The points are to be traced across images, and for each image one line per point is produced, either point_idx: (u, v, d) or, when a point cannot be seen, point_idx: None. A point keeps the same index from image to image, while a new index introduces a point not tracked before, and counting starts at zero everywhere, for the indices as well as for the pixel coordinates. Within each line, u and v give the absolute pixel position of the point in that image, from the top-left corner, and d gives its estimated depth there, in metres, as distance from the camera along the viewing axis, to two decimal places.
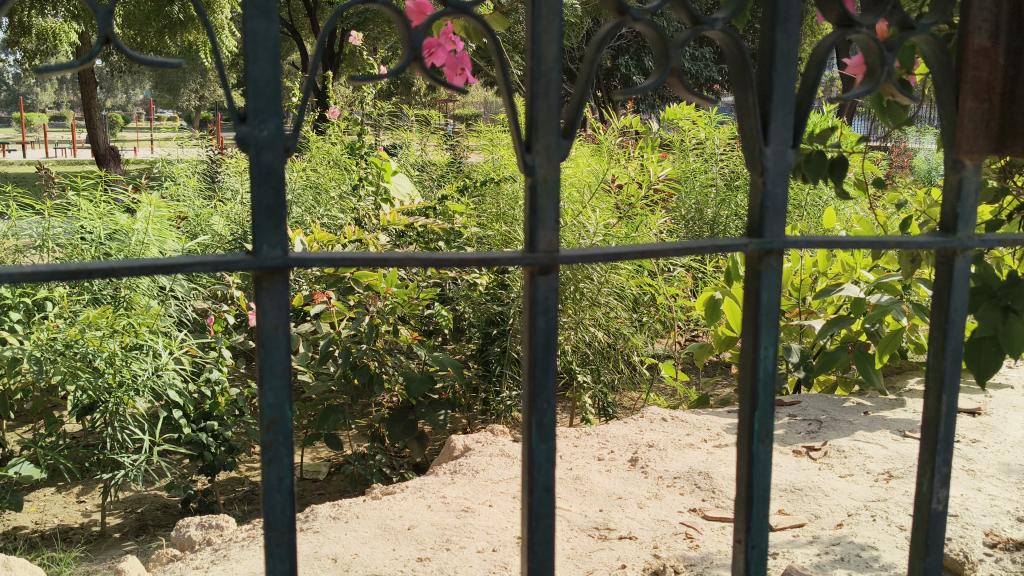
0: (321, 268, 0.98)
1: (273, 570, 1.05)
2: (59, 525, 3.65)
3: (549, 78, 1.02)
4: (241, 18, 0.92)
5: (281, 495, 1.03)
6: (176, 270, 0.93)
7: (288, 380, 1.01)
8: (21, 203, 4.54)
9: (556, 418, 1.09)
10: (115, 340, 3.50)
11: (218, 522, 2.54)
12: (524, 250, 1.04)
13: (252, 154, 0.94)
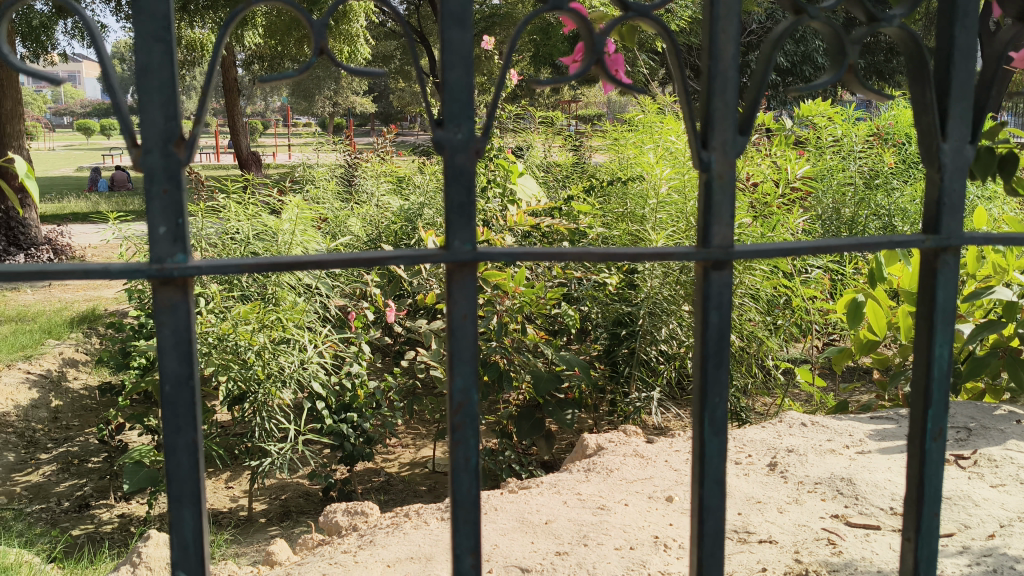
0: (507, 260, 1.05)
1: (459, 545, 1.10)
2: (210, 509, 3.88)
3: (725, 75, 1.09)
4: (440, 30, 1.00)
5: (468, 475, 1.09)
6: (381, 264, 1.03)
7: (476, 366, 1.08)
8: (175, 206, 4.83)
9: (728, 412, 1.14)
10: (265, 334, 3.70)
11: (363, 509, 2.66)
12: (698, 246, 1.11)
13: (447, 156, 1.02)
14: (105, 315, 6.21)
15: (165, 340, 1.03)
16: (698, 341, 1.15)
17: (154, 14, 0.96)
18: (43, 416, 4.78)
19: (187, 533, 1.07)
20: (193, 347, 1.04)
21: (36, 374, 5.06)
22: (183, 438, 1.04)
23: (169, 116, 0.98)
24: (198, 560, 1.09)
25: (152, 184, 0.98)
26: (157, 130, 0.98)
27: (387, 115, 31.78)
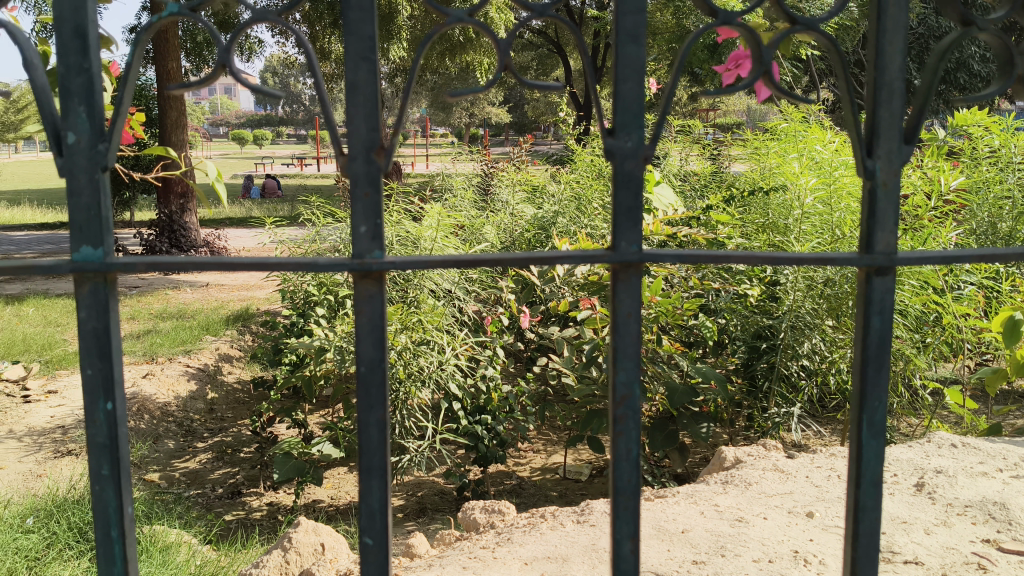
0: (672, 262, 1.17)
1: (619, 530, 1.22)
2: (351, 501, 4.04)
3: (891, 86, 1.16)
4: (616, 46, 1.13)
5: (629, 464, 1.21)
6: (555, 262, 1.15)
7: (637, 362, 1.19)
8: (324, 212, 5.05)
9: (886, 416, 1.21)
10: (406, 336, 3.84)
11: (500, 507, 2.73)
12: (862, 252, 1.18)
13: (617, 162, 1.14)
14: (257, 315, 6.55)
15: (363, 326, 1.16)
16: (858, 348, 1.23)
17: (362, 36, 1.10)
18: (199, 407, 5.08)
19: (374, 501, 1.20)
20: (385, 333, 1.17)
21: (195, 367, 5.38)
22: (375, 414, 1.17)
23: (373, 128, 1.11)
24: (383, 527, 1.22)
25: (356, 188, 1.12)
26: (362, 139, 1.11)
27: (522, 125, 32.14)
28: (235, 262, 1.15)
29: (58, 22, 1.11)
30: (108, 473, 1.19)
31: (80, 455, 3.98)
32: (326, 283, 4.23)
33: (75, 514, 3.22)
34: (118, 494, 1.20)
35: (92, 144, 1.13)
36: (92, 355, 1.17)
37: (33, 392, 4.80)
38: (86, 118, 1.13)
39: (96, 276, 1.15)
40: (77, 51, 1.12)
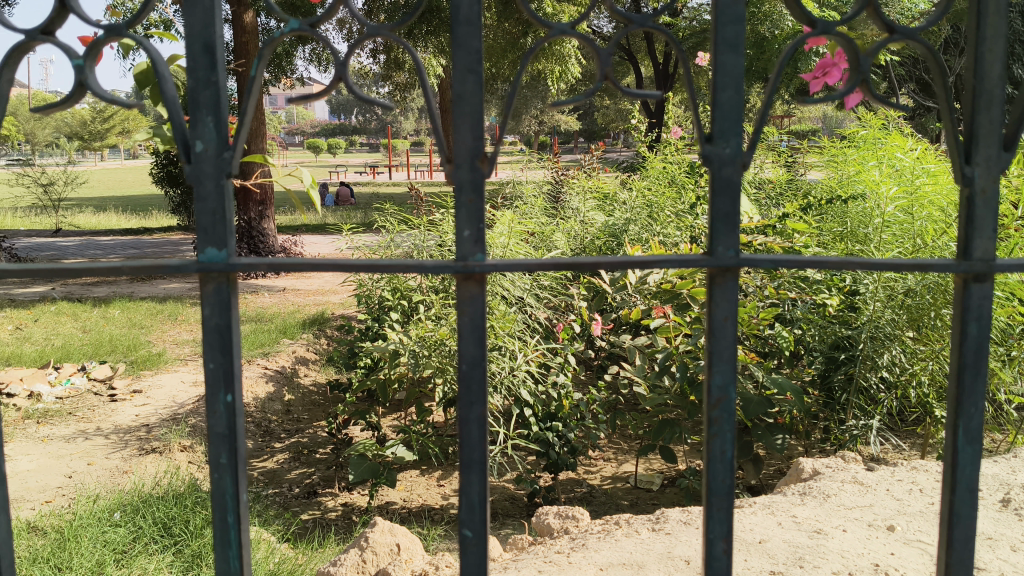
0: (766, 266, 1.20)
1: (712, 530, 1.26)
2: (423, 504, 4.08)
3: (991, 94, 1.16)
4: (715, 55, 1.16)
5: (722, 465, 1.25)
6: (653, 265, 1.19)
7: (733, 365, 1.23)
8: (398, 219, 5.12)
9: (983, 424, 1.20)
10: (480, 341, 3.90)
11: (574, 513, 2.74)
12: (959, 259, 1.17)
13: (715, 168, 1.18)
14: (331, 319, 6.68)
15: (465, 327, 1.20)
16: (954, 355, 1.22)
17: (470, 49, 1.14)
18: (277, 408, 5.19)
19: (473, 494, 1.24)
20: (486, 334, 1.20)
21: (272, 369, 5.50)
22: (475, 411, 1.20)
23: (478, 136, 1.14)
24: (481, 521, 1.25)
25: (460, 194, 1.16)
26: (467, 147, 1.14)
27: (592, 133, 32.09)
28: (346, 264, 1.20)
29: (189, 37, 1.16)
30: (227, 461, 1.25)
31: (164, 453, 4.11)
32: (400, 288, 4.29)
33: (160, 510, 3.34)
34: (233, 481, 1.25)
35: (219, 152, 1.18)
36: (213, 350, 1.22)
37: (119, 391, 4.97)
38: (214, 128, 1.18)
39: (219, 276, 1.21)
40: (205, 66, 1.18)
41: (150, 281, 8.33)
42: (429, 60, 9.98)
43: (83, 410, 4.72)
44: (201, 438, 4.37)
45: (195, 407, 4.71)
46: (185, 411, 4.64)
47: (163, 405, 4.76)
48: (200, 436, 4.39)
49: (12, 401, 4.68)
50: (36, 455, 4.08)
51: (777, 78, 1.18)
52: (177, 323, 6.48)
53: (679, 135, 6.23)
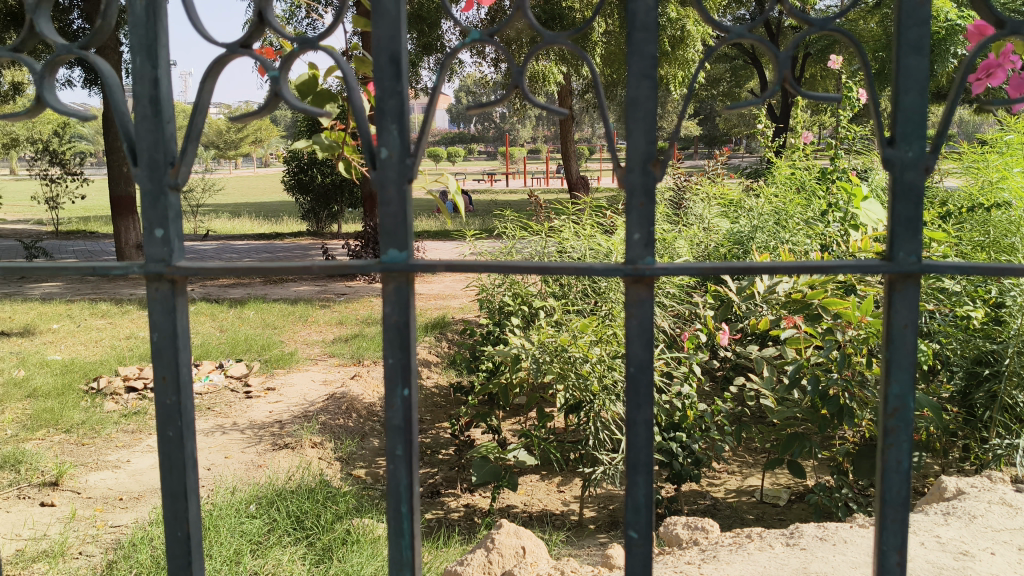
0: (950, 272, 1.18)
1: (885, 542, 1.25)
2: (544, 509, 4.07)
3: None
4: (898, 58, 1.16)
5: (899, 476, 1.24)
6: (831, 270, 1.20)
7: (912, 374, 1.22)
8: (519, 225, 5.16)
9: None
10: (600, 348, 3.74)
11: (703, 525, 2.70)
12: None
13: (897, 172, 1.18)
14: (452, 323, 6.78)
15: (633, 330, 1.21)
16: None
17: (645, 55, 1.14)
18: None
19: (639, 496, 1.24)
20: (655, 337, 1.21)
21: None
22: (642, 414, 1.21)
23: (651, 140, 1.16)
24: (647, 523, 1.25)
25: (631, 198, 1.17)
26: (640, 152, 1.16)
27: (712, 138, 31.47)
28: (522, 266, 1.22)
29: (376, 48, 1.18)
30: (402, 452, 1.26)
31: (295, 448, 4.26)
32: (521, 294, 4.31)
33: (293, 503, 3.47)
34: (408, 473, 1.27)
35: (401, 158, 1.19)
36: (393, 345, 1.24)
37: (254, 388, 5.19)
38: (397, 136, 1.20)
39: (400, 276, 1.23)
40: (391, 75, 1.20)
41: (281, 284, 8.66)
42: (551, 67, 10.01)
43: (221, 405, 4.95)
44: (329, 435, 4.50)
45: (324, 405, 4.86)
46: (315, 409, 4.79)
47: (294, 403, 4.95)
48: (328, 434, 4.51)
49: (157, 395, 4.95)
50: None
51: (963, 82, 1.13)
52: (307, 325, 6.72)
53: (809, 140, 6.05)
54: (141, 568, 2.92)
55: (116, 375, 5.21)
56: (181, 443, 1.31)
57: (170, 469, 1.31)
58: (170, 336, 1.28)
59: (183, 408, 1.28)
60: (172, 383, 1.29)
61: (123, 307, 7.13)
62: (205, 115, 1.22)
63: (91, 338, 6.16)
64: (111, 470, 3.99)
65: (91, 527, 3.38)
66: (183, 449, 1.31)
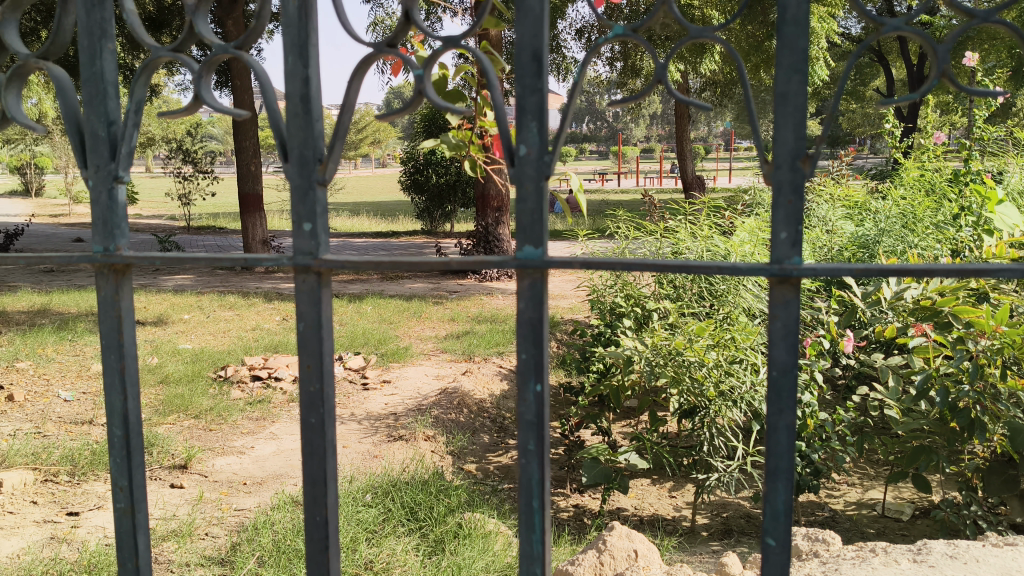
0: None
1: None
2: (655, 514, 4.01)
3: None
4: None
5: None
6: (988, 273, 1.14)
7: None
8: (634, 225, 5.11)
9: None
10: (718, 352, 3.64)
11: (824, 537, 2.63)
12: None
13: None
14: (563, 323, 6.78)
15: (777, 331, 1.16)
16: None
17: (795, 49, 1.08)
18: (511, 406, 5.28)
19: (778, 502, 1.20)
20: (797, 340, 1.16)
21: (506, 368, 5.62)
22: (784, 420, 1.16)
23: (800, 137, 1.10)
24: (785, 530, 1.21)
25: (778, 195, 1.12)
26: (787, 147, 1.10)
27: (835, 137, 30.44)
28: (660, 264, 1.19)
29: (519, 44, 1.16)
30: (534, 448, 1.23)
31: (409, 440, 4.34)
32: (633, 295, 4.24)
33: (408, 495, 3.53)
34: (540, 469, 1.23)
35: (540, 155, 1.17)
36: (526, 340, 1.22)
37: (371, 380, 5.32)
38: (537, 132, 1.17)
39: (535, 271, 1.20)
40: (532, 73, 1.17)
41: (397, 280, 8.84)
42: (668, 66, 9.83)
43: (339, 396, 5.09)
44: (442, 429, 4.57)
45: (437, 400, 4.94)
46: (429, 403, 4.87)
47: (409, 396, 5.04)
48: (441, 428, 4.58)
49: (279, 385, 5.13)
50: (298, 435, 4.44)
51: None
52: (421, 321, 6.83)
53: (941, 140, 5.76)
54: (263, 551, 3.04)
55: (242, 365, 5.42)
56: (322, 430, 1.31)
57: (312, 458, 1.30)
58: (315, 326, 1.27)
59: (325, 395, 1.27)
60: (316, 372, 1.28)
61: (249, 300, 7.42)
62: (352, 113, 1.21)
63: (219, 328, 6.44)
64: (236, 455, 4.16)
65: (216, 509, 3.53)
66: (324, 437, 1.30)
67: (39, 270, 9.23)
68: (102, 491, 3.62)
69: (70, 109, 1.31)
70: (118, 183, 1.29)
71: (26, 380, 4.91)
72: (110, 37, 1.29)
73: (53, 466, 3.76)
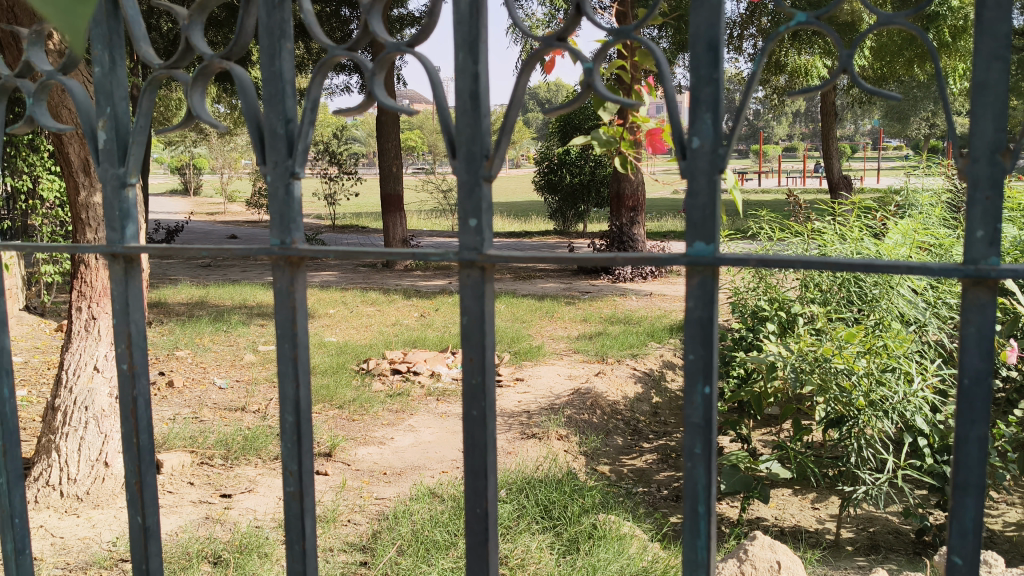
0: None
1: None
2: (796, 525, 3.88)
3: None
4: None
5: None
6: None
7: None
8: (776, 227, 4.94)
9: None
10: (869, 360, 3.50)
11: (985, 557, 2.46)
12: None
13: None
14: None
15: (969, 336, 0.97)
16: None
17: (997, 33, 0.91)
18: (646, 409, 5.21)
19: (966, 519, 1.00)
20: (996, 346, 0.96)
21: (641, 370, 5.55)
22: (976, 431, 0.97)
23: (1001, 127, 0.92)
24: (975, 549, 1.01)
25: (974, 190, 0.93)
26: (987, 140, 0.92)
27: None
28: (831, 263, 1.03)
29: (693, 32, 0.84)
30: (701, 455, 0.92)
31: (543, 439, 4.35)
32: (778, 299, 4.10)
33: (541, 492, 3.54)
34: (710, 477, 0.91)
35: (716, 146, 0.85)
36: (694, 340, 0.90)
37: (505, 377, 5.37)
38: (712, 123, 0.85)
39: (707, 270, 0.88)
40: (707, 63, 0.86)
41: (530, 280, 8.89)
42: (814, 61, 9.45)
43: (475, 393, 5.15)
44: (576, 429, 4.55)
45: (570, 399, 4.92)
46: (562, 402, 4.86)
47: (542, 395, 5.05)
48: (574, 428, 4.56)
49: (417, 379, 5.24)
50: (436, 429, 4.52)
51: None
52: (555, 320, 6.86)
53: None
54: (403, 540, 3.12)
55: (382, 359, 5.58)
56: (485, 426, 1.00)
57: (474, 456, 1.01)
58: (479, 320, 0.97)
59: (490, 391, 0.97)
60: (478, 364, 0.99)
61: (389, 297, 7.63)
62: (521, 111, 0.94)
63: (361, 323, 6.65)
64: (377, 445, 4.28)
65: (359, 497, 3.64)
66: (488, 433, 0.99)
67: (197, 264, 9.82)
68: (253, 474, 3.78)
69: (248, 109, 1.03)
70: (296, 180, 1.02)
71: (186, 368, 5.21)
72: (289, 35, 1.03)
73: (209, 449, 3.97)
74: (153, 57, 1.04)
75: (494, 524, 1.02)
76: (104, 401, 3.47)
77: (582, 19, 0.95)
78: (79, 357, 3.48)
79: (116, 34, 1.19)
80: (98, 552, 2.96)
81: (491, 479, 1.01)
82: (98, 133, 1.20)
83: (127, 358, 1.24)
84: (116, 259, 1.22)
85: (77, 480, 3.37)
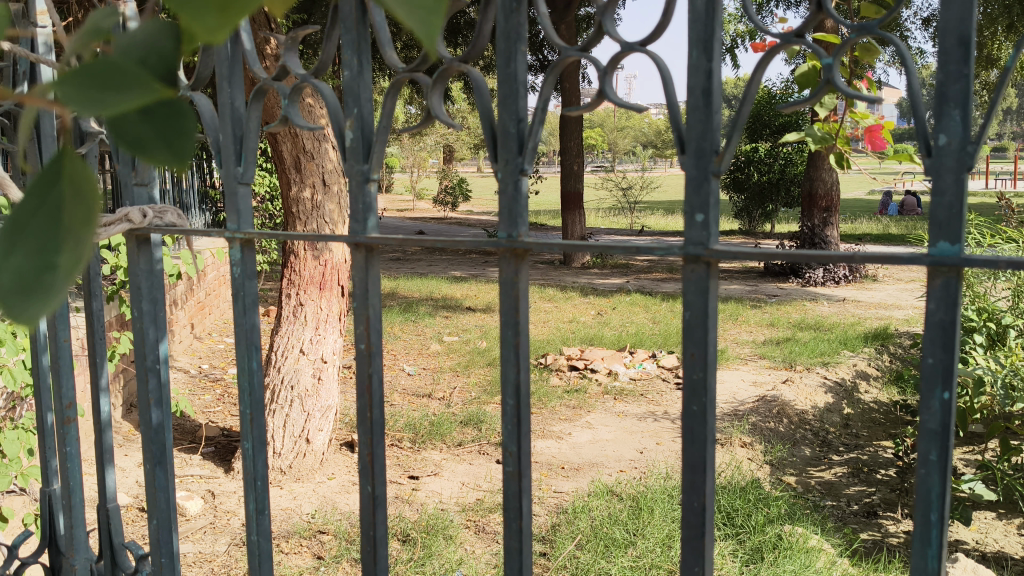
0: None
1: None
2: (999, 551, 3.61)
3: None
4: None
5: None
6: None
7: None
8: (987, 231, 4.60)
9: None
10: None
11: None
12: None
13: None
14: (897, 335, 6.29)
15: None
16: None
17: None
18: (836, 419, 4.99)
19: None
20: None
21: (832, 380, 5.34)
22: None
23: None
24: None
25: None
26: None
27: None
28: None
29: (941, 26, 0.78)
30: (937, 462, 0.82)
31: (726, 445, 4.28)
32: (986, 309, 3.84)
33: (722, 498, 3.48)
34: (946, 486, 0.82)
35: (964, 145, 0.77)
36: (933, 344, 0.82)
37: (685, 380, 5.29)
38: (963, 120, 0.77)
39: (954, 273, 0.80)
40: (958, 58, 0.78)
41: None
42: None
43: (654, 393, 5.12)
44: (760, 437, 4.44)
45: (755, 406, 4.80)
46: (746, 409, 4.74)
47: (724, 399, 4.95)
48: (759, 436, 4.45)
49: (596, 376, 5.27)
50: (614, 427, 4.53)
51: None
52: (738, 324, 6.70)
53: None
54: (582, 535, 3.15)
55: (561, 355, 5.65)
56: (706, 422, 0.95)
57: (692, 451, 0.97)
58: (704, 318, 0.93)
59: (713, 387, 0.93)
60: (700, 359, 0.94)
61: (567, 294, 7.70)
62: (750, 108, 0.91)
63: (540, 319, 6.75)
64: (555, 440, 4.35)
65: (538, 489, 3.72)
66: (709, 430, 0.95)
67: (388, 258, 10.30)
68: (438, 458, 3.93)
69: (481, 112, 1.01)
70: (524, 177, 0.99)
71: None
72: (525, 38, 0.98)
73: (399, 433, 4.17)
74: (395, 60, 1.06)
75: (710, 519, 0.98)
76: (308, 381, 3.71)
77: (817, 14, 0.89)
78: (287, 340, 3.71)
79: (365, 39, 1.07)
80: (299, 522, 3.19)
81: (710, 475, 0.96)
82: (344, 131, 1.10)
83: (362, 337, 1.15)
84: (356, 250, 1.14)
85: (281, 454, 3.65)
